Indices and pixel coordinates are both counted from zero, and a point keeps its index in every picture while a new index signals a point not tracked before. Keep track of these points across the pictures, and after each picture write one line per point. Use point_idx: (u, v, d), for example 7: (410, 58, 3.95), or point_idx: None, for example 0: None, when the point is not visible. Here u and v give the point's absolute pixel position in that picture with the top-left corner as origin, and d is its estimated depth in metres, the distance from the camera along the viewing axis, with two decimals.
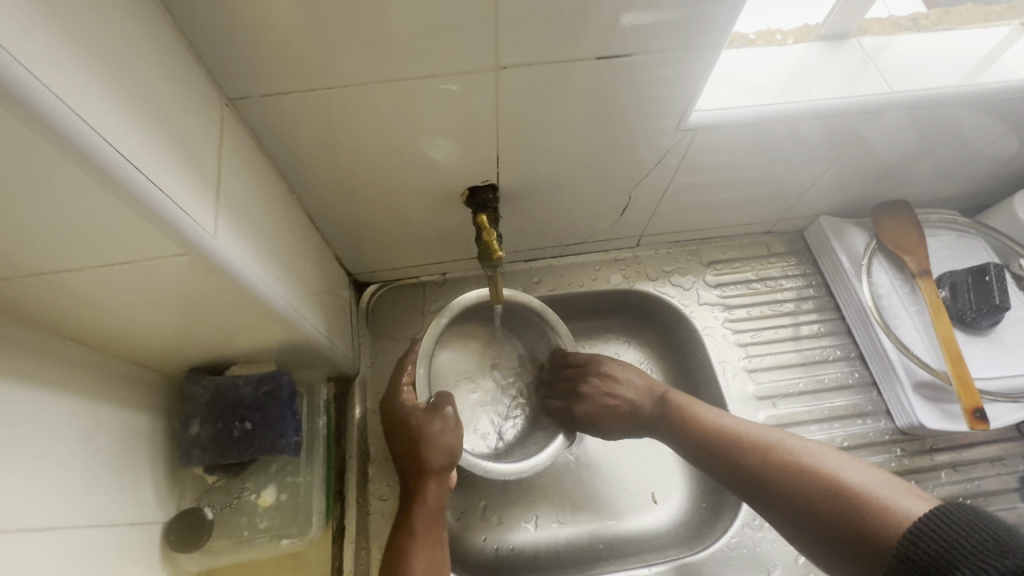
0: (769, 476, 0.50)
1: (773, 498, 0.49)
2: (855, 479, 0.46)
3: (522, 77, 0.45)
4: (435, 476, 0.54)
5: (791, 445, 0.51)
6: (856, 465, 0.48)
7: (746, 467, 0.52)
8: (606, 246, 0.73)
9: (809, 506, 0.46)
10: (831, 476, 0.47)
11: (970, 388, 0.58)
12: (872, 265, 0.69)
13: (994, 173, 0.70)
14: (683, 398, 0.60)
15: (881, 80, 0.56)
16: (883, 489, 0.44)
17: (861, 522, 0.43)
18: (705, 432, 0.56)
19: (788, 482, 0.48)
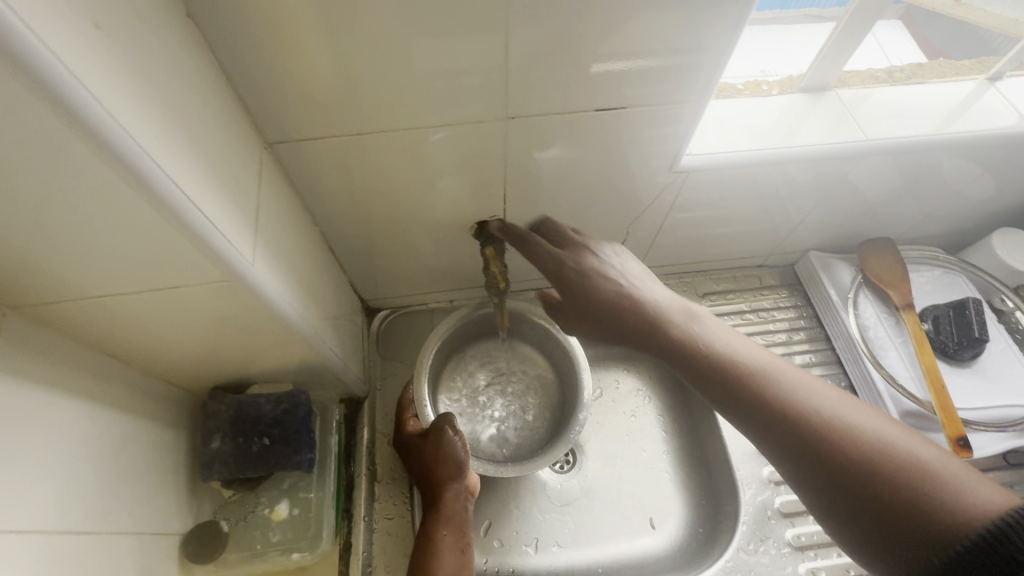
0: (795, 419, 0.42)
1: (790, 438, 0.42)
2: (906, 447, 0.39)
3: (529, 123, 0.49)
4: (450, 483, 0.57)
5: (830, 397, 0.43)
6: (894, 425, 0.41)
7: (774, 414, 0.43)
8: None
9: (832, 459, 0.40)
10: (872, 437, 0.39)
11: (954, 416, 0.61)
12: (859, 299, 0.73)
13: (972, 213, 0.74)
14: (724, 336, 0.48)
15: (859, 129, 0.61)
16: (956, 477, 0.36)
17: (906, 501, 0.36)
18: (738, 376, 0.45)
19: (813, 430, 0.41)
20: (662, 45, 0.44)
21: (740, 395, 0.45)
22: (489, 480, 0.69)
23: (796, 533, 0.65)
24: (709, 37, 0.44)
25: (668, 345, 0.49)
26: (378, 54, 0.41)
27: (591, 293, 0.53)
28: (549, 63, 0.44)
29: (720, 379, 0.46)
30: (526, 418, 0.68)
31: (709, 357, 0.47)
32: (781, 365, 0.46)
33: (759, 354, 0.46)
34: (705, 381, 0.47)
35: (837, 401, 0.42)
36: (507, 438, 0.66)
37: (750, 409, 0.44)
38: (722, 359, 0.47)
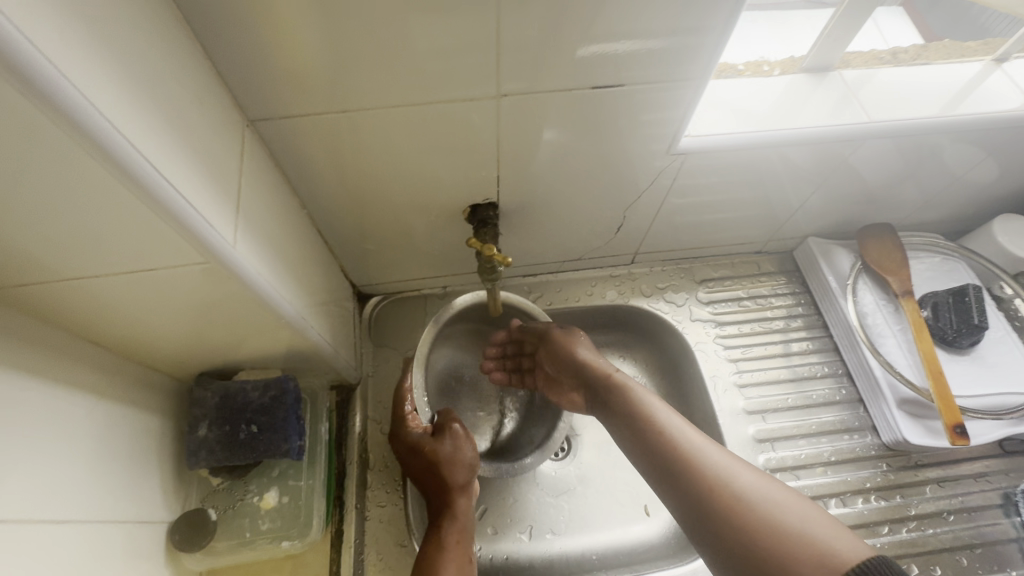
0: (696, 488, 0.45)
1: (685, 498, 0.45)
2: (762, 497, 0.42)
3: (522, 102, 0.48)
4: (459, 486, 0.57)
5: (726, 461, 0.46)
6: (778, 488, 0.43)
7: (671, 474, 0.47)
8: (602, 263, 0.76)
9: (721, 524, 0.42)
10: (746, 498, 0.42)
11: (951, 405, 0.60)
12: (858, 286, 0.72)
13: (974, 199, 0.73)
14: (653, 403, 0.53)
15: (862, 110, 0.60)
16: (795, 516, 0.40)
17: (759, 553, 0.39)
18: (659, 446, 0.49)
19: (705, 497, 0.44)
20: (661, 20, 0.42)
21: (659, 467, 0.48)
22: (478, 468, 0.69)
23: None
24: (712, 15, 0.42)
25: (615, 413, 0.55)
26: (364, 26, 0.39)
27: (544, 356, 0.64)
28: (545, 39, 0.42)
29: (643, 448, 0.50)
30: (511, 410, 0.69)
31: (641, 427, 0.51)
32: (686, 430, 0.49)
33: (677, 422, 0.50)
34: (637, 451, 0.51)
35: (710, 451, 0.47)
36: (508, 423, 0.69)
37: (656, 469, 0.48)
38: (649, 429, 0.51)
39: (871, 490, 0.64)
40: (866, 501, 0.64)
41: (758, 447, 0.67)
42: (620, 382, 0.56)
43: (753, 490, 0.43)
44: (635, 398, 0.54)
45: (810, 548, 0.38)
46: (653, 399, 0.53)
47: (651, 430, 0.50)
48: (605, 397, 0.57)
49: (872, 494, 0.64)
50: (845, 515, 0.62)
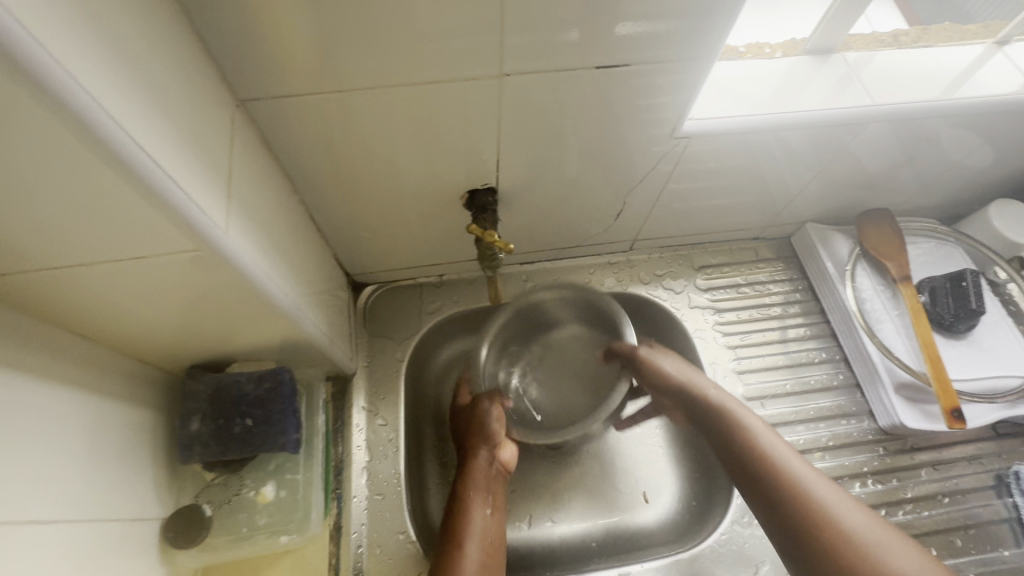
0: (807, 520, 0.49)
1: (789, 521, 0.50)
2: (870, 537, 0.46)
3: (524, 83, 0.46)
4: (481, 450, 0.61)
5: (835, 498, 0.50)
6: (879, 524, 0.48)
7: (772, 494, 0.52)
8: (600, 250, 0.75)
9: (828, 553, 0.47)
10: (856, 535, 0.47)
11: (948, 388, 0.61)
12: (856, 271, 0.71)
13: (970, 184, 0.73)
14: (762, 434, 0.56)
15: (865, 93, 0.59)
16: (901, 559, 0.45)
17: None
18: (772, 477, 0.53)
19: (814, 528, 0.48)
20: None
21: (770, 495, 0.52)
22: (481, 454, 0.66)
23: None
24: None
25: (721, 436, 0.58)
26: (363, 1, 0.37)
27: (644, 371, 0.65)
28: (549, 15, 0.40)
29: (746, 464, 0.55)
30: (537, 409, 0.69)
31: (750, 455, 0.55)
32: (801, 465, 0.53)
33: (789, 453, 0.54)
34: (746, 479, 0.55)
35: (816, 483, 0.51)
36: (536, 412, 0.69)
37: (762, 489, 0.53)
38: (761, 457, 0.54)
39: (868, 474, 0.65)
40: (863, 485, 0.64)
41: None
42: (726, 402, 0.60)
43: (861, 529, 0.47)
44: (746, 421, 0.57)
45: None
46: (764, 428, 0.57)
47: (761, 459, 0.54)
48: (717, 418, 0.59)
49: (869, 478, 0.64)
50: None
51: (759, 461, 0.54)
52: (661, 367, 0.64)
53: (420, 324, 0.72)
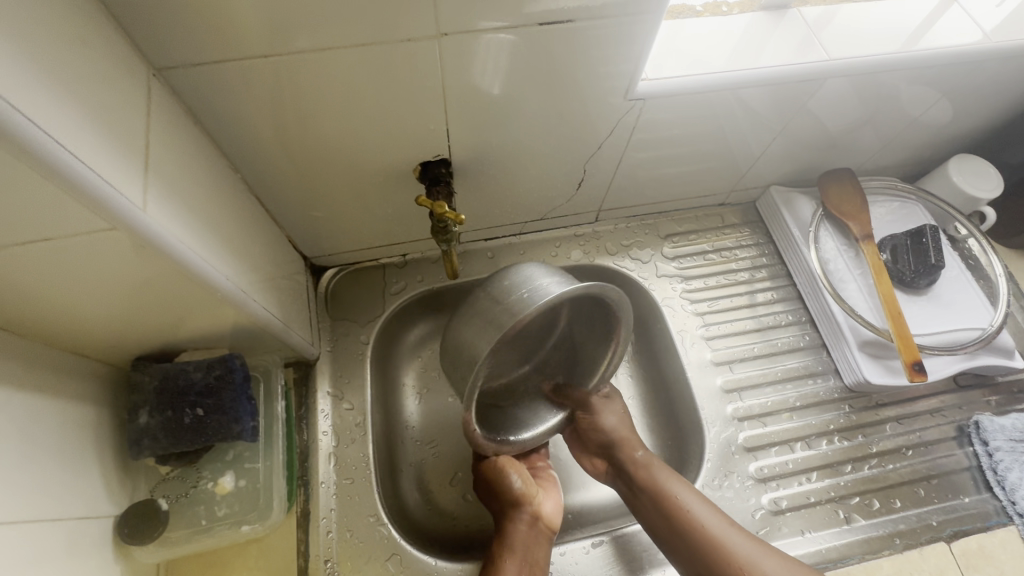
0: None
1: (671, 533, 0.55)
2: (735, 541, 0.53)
3: (464, 44, 0.44)
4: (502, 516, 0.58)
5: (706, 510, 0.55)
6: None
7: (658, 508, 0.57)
8: (565, 223, 0.74)
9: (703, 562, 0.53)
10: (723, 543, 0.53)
11: (909, 342, 0.61)
12: (820, 232, 0.71)
13: (929, 140, 0.73)
14: (682, 491, 0.56)
15: (822, 49, 0.58)
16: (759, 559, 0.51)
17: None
18: (699, 542, 0.53)
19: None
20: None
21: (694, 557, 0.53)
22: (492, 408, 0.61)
23: (759, 465, 0.63)
24: None
25: (645, 492, 0.58)
26: None
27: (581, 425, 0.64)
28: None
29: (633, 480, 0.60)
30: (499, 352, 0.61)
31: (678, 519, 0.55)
32: (721, 523, 0.54)
33: (711, 514, 0.55)
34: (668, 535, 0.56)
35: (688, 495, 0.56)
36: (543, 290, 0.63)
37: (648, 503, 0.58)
38: (683, 518, 0.55)
39: (834, 432, 0.65)
40: (830, 442, 0.65)
41: (726, 397, 0.67)
42: (647, 462, 0.60)
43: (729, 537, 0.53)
44: (665, 482, 0.58)
45: None
46: (681, 485, 0.57)
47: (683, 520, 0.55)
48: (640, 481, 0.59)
49: (835, 436, 0.65)
50: (810, 458, 0.64)
51: (679, 524, 0.55)
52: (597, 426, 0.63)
53: (383, 304, 0.70)
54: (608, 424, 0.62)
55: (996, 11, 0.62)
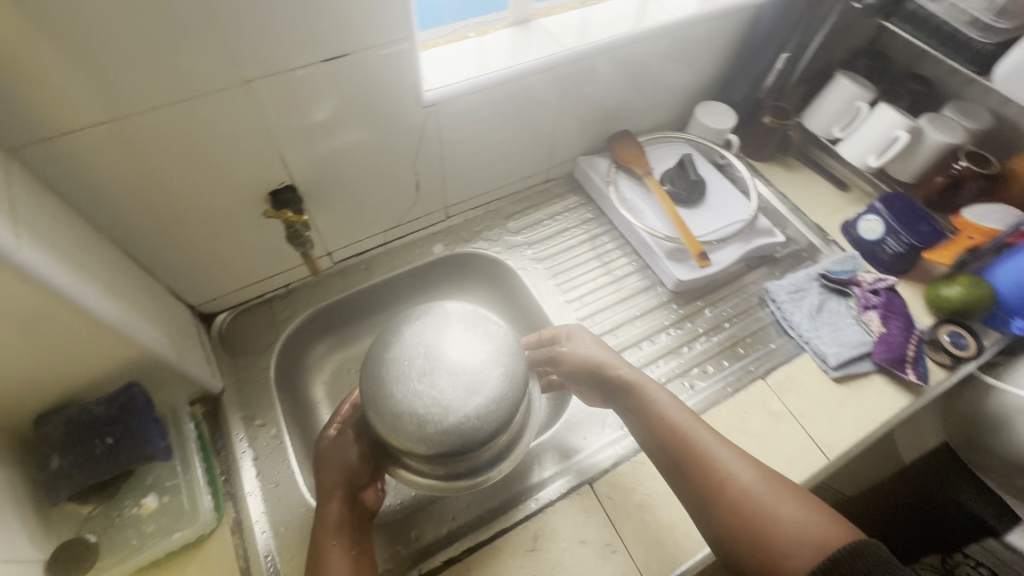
0: (709, 487, 0.52)
1: (672, 459, 0.55)
2: (734, 469, 0.52)
3: (267, 86, 0.56)
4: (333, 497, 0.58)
5: (709, 438, 0.55)
6: (777, 488, 0.51)
7: (663, 435, 0.57)
8: (421, 224, 0.87)
9: (703, 486, 0.52)
10: (724, 471, 0.52)
11: (693, 239, 0.80)
12: (619, 182, 0.90)
13: (676, 96, 0.96)
14: (695, 427, 0.56)
15: (553, 44, 0.75)
16: (757, 488, 0.51)
17: (721, 516, 0.51)
18: (698, 468, 0.53)
19: (726, 504, 0.51)
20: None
21: (693, 481, 0.53)
22: (396, 420, 0.51)
23: None
24: None
25: (650, 420, 0.58)
26: (94, 40, 0.45)
27: (573, 356, 0.66)
28: (260, 20, 0.50)
29: (642, 416, 0.59)
30: (434, 398, 0.51)
31: (679, 443, 0.55)
32: (726, 453, 0.54)
33: (714, 441, 0.55)
34: (668, 459, 0.56)
35: (693, 426, 0.56)
36: (419, 420, 0.51)
37: (654, 432, 0.58)
38: (674, 432, 0.56)
39: (669, 326, 0.82)
40: (668, 334, 0.81)
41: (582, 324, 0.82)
42: (633, 379, 0.62)
43: (728, 466, 0.53)
44: (654, 397, 0.60)
45: (762, 519, 0.49)
46: (671, 401, 0.59)
47: (668, 432, 0.57)
48: (633, 396, 0.61)
49: (670, 328, 0.82)
50: (655, 349, 0.79)
51: (673, 437, 0.56)
52: (575, 356, 0.65)
53: (276, 331, 0.79)
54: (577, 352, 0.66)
55: None
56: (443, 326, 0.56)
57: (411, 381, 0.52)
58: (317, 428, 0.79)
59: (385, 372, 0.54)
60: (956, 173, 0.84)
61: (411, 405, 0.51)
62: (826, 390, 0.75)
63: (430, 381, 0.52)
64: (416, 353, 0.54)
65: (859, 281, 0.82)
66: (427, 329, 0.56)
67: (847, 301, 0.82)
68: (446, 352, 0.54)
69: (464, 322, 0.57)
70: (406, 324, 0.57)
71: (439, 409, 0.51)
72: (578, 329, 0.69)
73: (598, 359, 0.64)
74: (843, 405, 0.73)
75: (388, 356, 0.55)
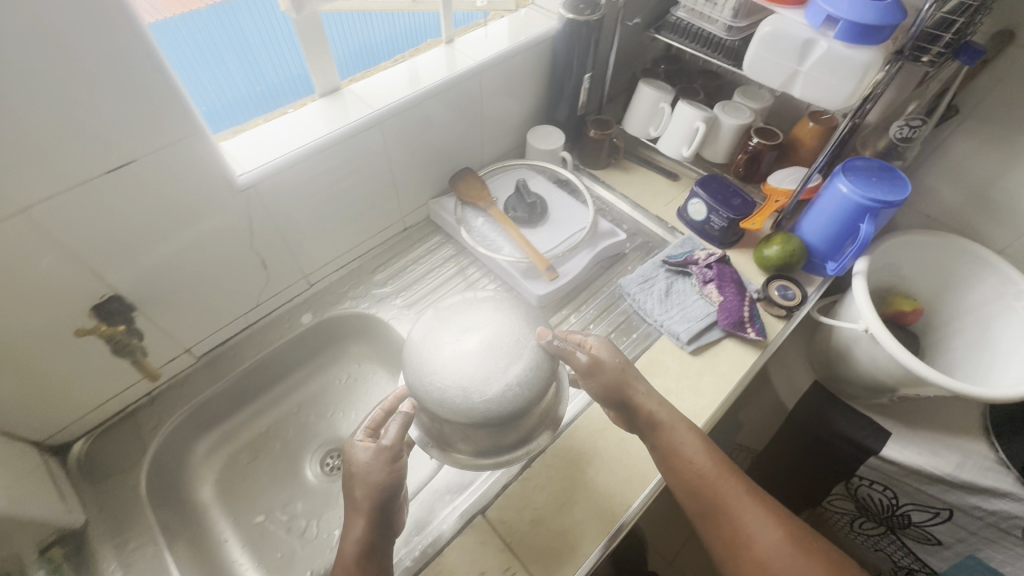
0: (732, 535, 0.62)
1: (703, 512, 0.64)
2: (756, 528, 0.61)
3: (53, 207, 0.55)
4: (359, 523, 0.58)
5: (739, 498, 0.63)
6: (791, 545, 0.60)
7: (696, 491, 0.64)
8: (282, 298, 0.87)
9: (730, 540, 0.62)
10: (748, 530, 0.62)
11: (539, 257, 0.86)
12: (468, 216, 0.95)
13: (506, 127, 1.03)
14: (725, 486, 0.64)
15: (364, 106, 0.79)
16: (776, 548, 0.60)
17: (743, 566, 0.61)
18: (725, 523, 0.62)
19: (749, 558, 0.61)
20: (119, 93, 0.53)
21: (721, 533, 0.63)
22: (446, 391, 0.59)
23: None
24: (159, 88, 0.55)
25: (684, 473, 0.65)
26: None
27: (604, 372, 0.67)
28: (20, 146, 0.50)
29: (676, 468, 0.65)
30: (477, 365, 0.59)
31: (710, 500, 0.63)
32: (751, 512, 0.62)
33: (742, 502, 0.63)
34: (701, 511, 0.64)
35: (723, 485, 0.64)
36: (465, 393, 0.58)
37: (688, 487, 0.65)
38: (707, 490, 0.64)
39: None
40: None
41: None
42: (666, 424, 0.66)
43: (751, 525, 0.62)
44: (687, 448, 0.65)
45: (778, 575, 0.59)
46: (702, 451, 0.65)
47: (696, 479, 0.64)
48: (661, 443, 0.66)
49: None
50: None
51: (705, 495, 0.64)
52: (600, 368, 0.67)
53: (143, 443, 0.75)
54: (601, 363, 0.67)
55: (479, 41, 0.92)
56: (462, 311, 0.65)
57: (452, 361, 0.60)
58: (210, 534, 0.75)
59: (426, 353, 0.61)
60: (753, 149, 0.96)
61: (458, 382, 0.59)
62: (686, 364, 0.81)
63: (467, 352, 0.60)
64: (451, 330, 0.62)
65: (695, 260, 0.90)
66: (455, 312, 0.64)
67: (689, 280, 0.90)
68: (464, 331, 0.62)
69: (489, 303, 0.66)
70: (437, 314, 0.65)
71: (479, 382, 0.59)
72: (597, 338, 0.70)
73: (623, 376, 0.66)
74: (702, 374, 0.80)
75: (427, 344, 0.62)
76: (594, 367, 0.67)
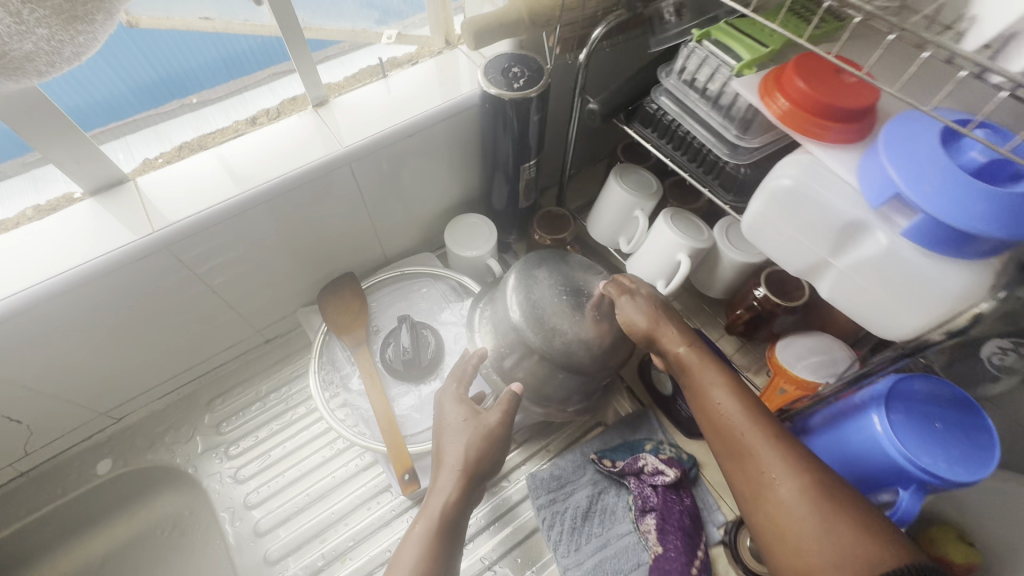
0: (750, 491, 0.41)
1: (723, 462, 0.44)
2: (781, 477, 0.39)
3: None
4: (456, 484, 0.50)
5: (768, 440, 0.41)
6: (837, 508, 0.37)
7: (717, 438, 0.45)
8: (71, 441, 0.67)
9: (747, 498, 0.41)
10: (773, 479, 0.40)
11: (400, 449, 0.61)
12: (334, 351, 0.69)
13: (416, 217, 0.75)
14: (751, 424, 0.43)
15: (143, 216, 0.52)
16: (807, 504, 0.37)
17: (763, 535, 0.40)
18: (740, 470, 0.42)
19: (770, 518, 0.39)
20: None
21: (739, 484, 0.42)
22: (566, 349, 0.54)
23: None
24: None
25: (704, 411, 0.46)
26: None
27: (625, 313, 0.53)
28: None
29: (698, 409, 0.47)
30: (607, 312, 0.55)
31: (728, 447, 0.43)
32: (777, 457, 0.40)
33: (768, 443, 0.41)
34: (723, 460, 0.44)
35: (747, 425, 0.43)
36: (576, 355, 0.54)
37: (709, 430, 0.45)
38: (726, 434, 0.44)
39: None
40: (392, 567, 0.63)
41: (272, 567, 0.62)
42: (691, 363, 0.48)
43: (777, 474, 0.40)
44: (710, 386, 0.46)
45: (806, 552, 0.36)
46: (723, 384, 0.45)
47: (714, 420, 0.45)
48: (690, 383, 0.48)
49: None
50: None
51: (723, 438, 0.44)
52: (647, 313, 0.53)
53: None
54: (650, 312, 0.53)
55: (367, 104, 0.62)
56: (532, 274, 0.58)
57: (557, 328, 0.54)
58: None
59: (520, 319, 0.56)
60: (757, 305, 0.65)
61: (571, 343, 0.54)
62: None
63: (577, 308, 0.55)
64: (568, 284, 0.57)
65: (638, 469, 0.62)
66: (538, 275, 0.58)
67: (625, 495, 0.62)
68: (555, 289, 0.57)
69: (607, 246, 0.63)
70: (529, 270, 0.59)
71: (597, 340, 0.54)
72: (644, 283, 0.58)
73: (658, 321, 0.51)
74: None
75: (518, 315, 0.56)
76: (640, 305, 0.53)
